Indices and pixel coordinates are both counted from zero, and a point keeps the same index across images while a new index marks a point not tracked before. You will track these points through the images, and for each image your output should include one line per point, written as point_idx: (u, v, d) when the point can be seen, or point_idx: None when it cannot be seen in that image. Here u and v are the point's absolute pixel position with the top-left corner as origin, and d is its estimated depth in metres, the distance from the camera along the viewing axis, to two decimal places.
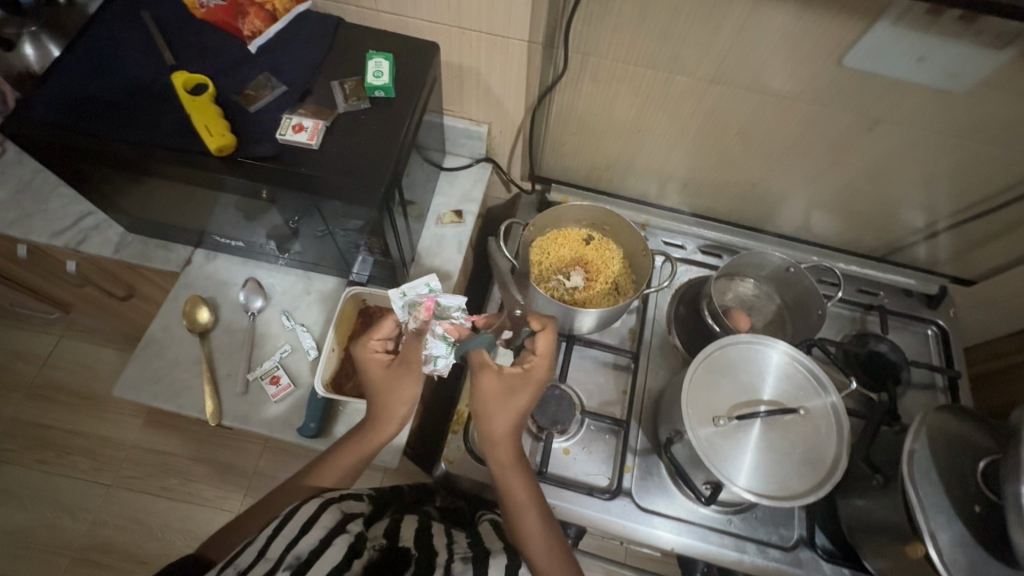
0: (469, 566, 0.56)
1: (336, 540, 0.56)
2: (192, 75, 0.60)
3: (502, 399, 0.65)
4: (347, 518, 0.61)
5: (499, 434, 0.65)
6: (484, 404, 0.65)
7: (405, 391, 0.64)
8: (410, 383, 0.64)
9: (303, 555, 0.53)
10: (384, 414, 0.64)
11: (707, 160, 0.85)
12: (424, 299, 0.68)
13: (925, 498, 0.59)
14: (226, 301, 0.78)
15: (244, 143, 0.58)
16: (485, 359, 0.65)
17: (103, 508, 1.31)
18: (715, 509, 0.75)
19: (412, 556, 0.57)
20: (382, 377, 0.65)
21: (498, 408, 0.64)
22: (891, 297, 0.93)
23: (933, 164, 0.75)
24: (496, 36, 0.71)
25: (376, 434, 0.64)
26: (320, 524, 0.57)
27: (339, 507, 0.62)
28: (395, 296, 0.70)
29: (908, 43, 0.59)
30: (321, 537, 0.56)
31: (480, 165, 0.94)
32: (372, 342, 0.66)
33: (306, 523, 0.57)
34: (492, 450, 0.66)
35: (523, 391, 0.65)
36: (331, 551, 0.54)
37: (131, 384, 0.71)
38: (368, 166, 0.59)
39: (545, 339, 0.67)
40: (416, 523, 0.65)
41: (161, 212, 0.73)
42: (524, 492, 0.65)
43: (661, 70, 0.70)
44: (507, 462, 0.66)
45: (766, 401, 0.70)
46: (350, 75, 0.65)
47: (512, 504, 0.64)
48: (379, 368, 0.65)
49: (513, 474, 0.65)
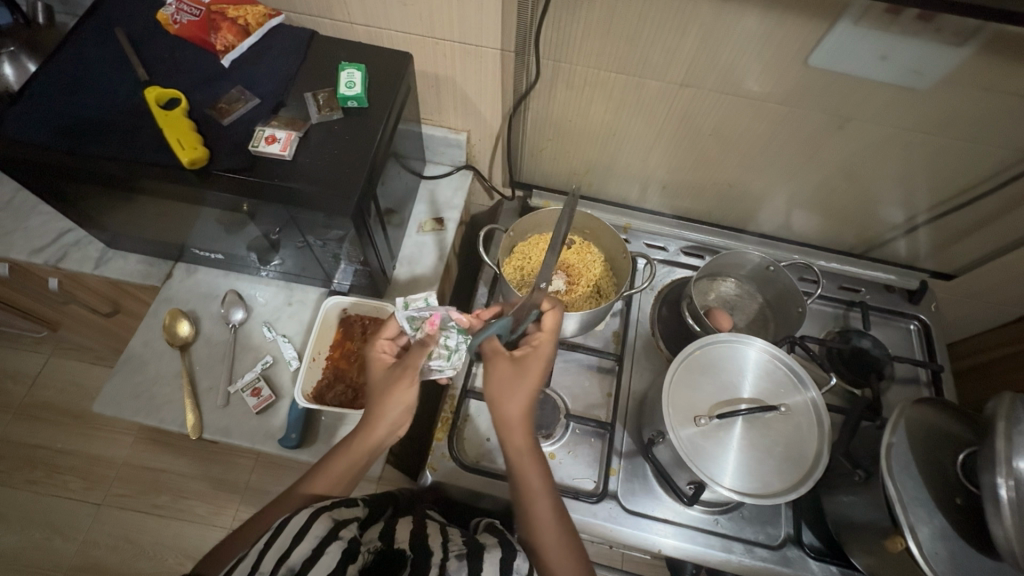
0: (464, 563, 0.58)
1: (331, 548, 0.53)
2: (166, 90, 0.61)
3: (515, 381, 0.63)
4: (340, 523, 0.57)
5: (513, 419, 0.62)
6: (497, 388, 0.63)
7: (401, 394, 0.64)
8: (407, 387, 0.64)
9: (297, 565, 0.50)
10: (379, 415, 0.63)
11: (684, 161, 0.86)
12: (429, 316, 0.70)
13: (904, 491, 0.60)
14: (207, 314, 0.78)
15: (217, 155, 0.59)
16: (496, 347, 0.66)
17: (93, 527, 1.30)
18: (701, 509, 0.75)
19: (408, 560, 0.57)
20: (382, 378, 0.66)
21: (512, 391, 0.63)
22: (872, 293, 0.95)
23: (906, 159, 0.75)
24: (469, 45, 0.72)
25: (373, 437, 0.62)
26: (312, 533, 0.54)
27: (330, 514, 0.58)
28: (398, 307, 0.70)
29: (870, 41, 0.60)
30: (314, 546, 0.52)
31: (460, 173, 0.95)
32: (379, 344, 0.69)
33: (299, 531, 0.53)
34: (509, 438, 0.63)
35: (534, 372, 0.64)
36: (325, 561, 0.51)
37: (111, 399, 0.71)
38: (342, 175, 0.60)
39: (552, 317, 0.67)
40: (410, 526, 0.64)
41: (140, 227, 0.73)
42: (540, 480, 0.61)
43: (631, 74, 0.71)
44: (522, 449, 0.62)
45: (747, 399, 0.70)
46: (323, 86, 0.66)
47: (527, 491, 0.61)
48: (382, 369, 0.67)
49: (528, 461, 0.62)
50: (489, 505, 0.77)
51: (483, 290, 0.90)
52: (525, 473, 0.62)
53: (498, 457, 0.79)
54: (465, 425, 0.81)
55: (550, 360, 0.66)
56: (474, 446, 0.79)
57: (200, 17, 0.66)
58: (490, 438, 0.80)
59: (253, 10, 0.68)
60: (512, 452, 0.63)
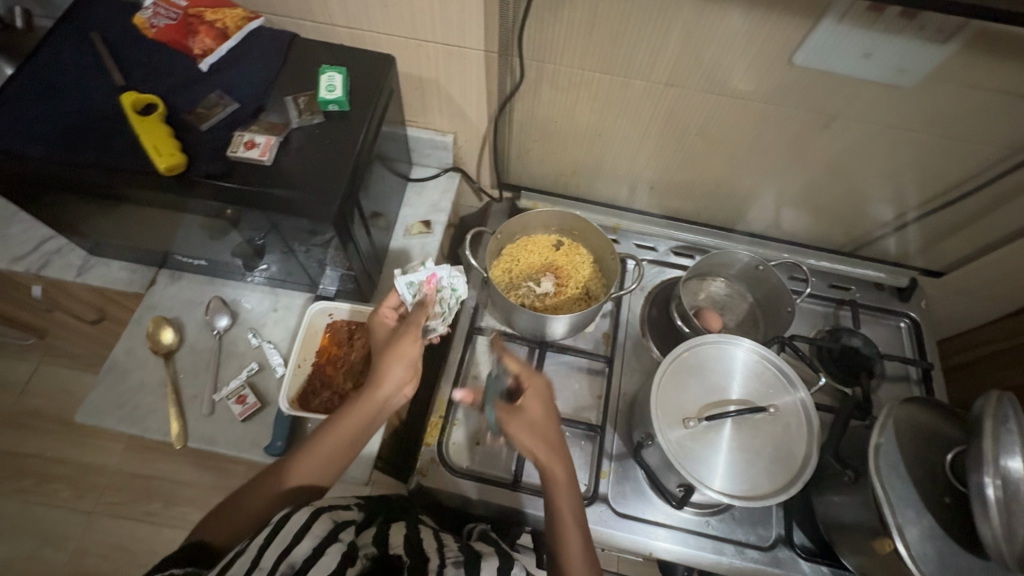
0: (461, 570, 0.57)
1: (332, 548, 0.54)
2: (143, 95, 0.60)
3: (533, 428, 0.67)
4: (339, 526, 0.59)
5: (543, 463, 0.66)
6: (521, 439, 0.67)
7: (405, 353, 0.65)
8: (411, 346, 0.66)
9: (298, 564, 0.51)
10: (384, 374, 0.64)
11: (672, 161, 0.85)
12: (427, 277, 0.73)
13: (892, 493, 0.59)
14: (191, 321, 0.77)
15: (195, 161, 0.58)
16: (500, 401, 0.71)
17: (85, 536, 1.29)
18: (693, 511, 0.74)
19: (405, 564, 0.56)
20: (386, 340, 0.68)
21: (535, 434, 0.67)
22: (862, 291, 0.94)
23: (893, 157, 0.75)
24: (453, 46, 0.72)
25: (377, 397, 0.63)
26: (313, 533, 0.55)
27: (330, 515, 0.59)
28: (397, 275, 0.72)
29: (853, 39, 0.59)
30: (315, 545, 0.53)
31: (447, 175, 0.94)
32: (381, 310, 0.71)
33: (299, 530, 0.54)
34: (547, 477, 0.66)
35: (540, 411, 0.69)
36: (325, 560, 0.52)
37: (93, 409, 0.70)
38: (324, 180, 0.59)
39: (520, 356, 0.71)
40: (405, 530, 0.62)
41: (122, 234, 0.72)
42: (571, 508, 0.65)
43: (616, 74, 0.71)
44: (559, 482, 0.66)
45: (735, 401, 0.70)
46: (304, 90, 0.65)
47: (558, 522, 0.63)
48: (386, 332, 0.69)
49: (564, 494, 0.65)
50: (479, 511, 0.76)
51: (472, 292, 0.90)
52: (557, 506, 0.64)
53: (488, 461, 0.78)
54: (454, 429, 0.80)
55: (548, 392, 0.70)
56: (464, 451, 0.79)
57: (177, 20, 0.66)
58: (479, 442, 0.80)
59: (232, 13, 0.67)
60: (547, 486, 0.66)
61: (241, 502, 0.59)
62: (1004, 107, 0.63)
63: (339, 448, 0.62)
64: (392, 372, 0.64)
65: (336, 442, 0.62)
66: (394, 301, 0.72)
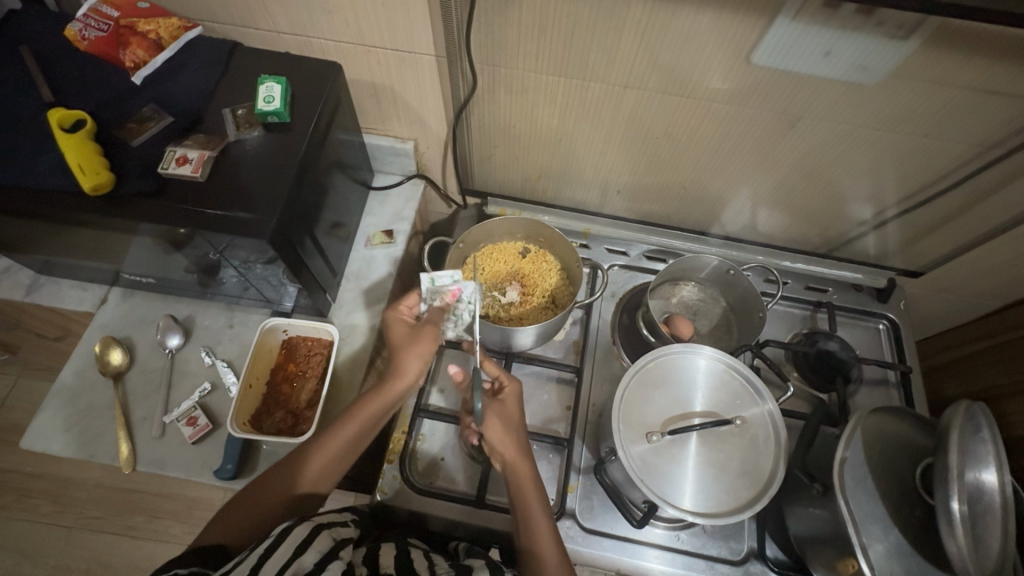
0: None
1: (331, 567, 0.53)
2: (71, 111, 0.58)
3: (507, 422, 0.66)
4: (339, 544, 0.57)
5: (509, 458, 0.65)
6: (494, 438, 0.65)
7: (423, 348, 0.67)
8: (429, 343, 0.68)
9: None
10: (402, 367, 0.65)
11: (638, 164, 0.83)
12: (452, 288, 0.72)
13: (858, 510, 0.57)
14: (142, 340, 0.75)
15: (125, 179, 0.56)
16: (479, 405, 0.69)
17: (65, 553, 1.27)
18: (663, 526, 0.72)
19: None
20: (404, 335, 0.68)
21: (511, 432, 0.66)
22: (840, 292, 0.92)
23: (869, 155, 0.72)
24: (403, 52, 0.69)
25: (398, 387, 0.64)
26: (315, 548, 0.54)
27: (330, 532, 0.58)
28: (423, 277, 0.71)
29: (811, 38, 0.57)
30: (316, 561, 0.53)
31: (411, 182, 0.92)
32: (397, 308, 0.71)
33: (300, 544, 0.53)
34: (515, 480, 0.64)
35: (512, 410, 0.68)
36: None
37: (39, 434, 0.68)
38: (265, 196, 0.57)
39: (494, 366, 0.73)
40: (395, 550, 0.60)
41: (64, 254, 0.70)
42: (538, 496, 0.63)
43: (573, 78, 0.68)
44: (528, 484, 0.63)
45: (700, 413, 0.68)
46: (243, 102, 0.63)
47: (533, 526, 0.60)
48: (403, 330, 0.69)
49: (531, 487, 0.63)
50: (442, 529, 0.74)
51: None
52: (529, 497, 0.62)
53: (454, 477, 0.76)
54: (418, 444, 0.78)
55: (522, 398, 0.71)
56: (427, 467, 0.77)
57: (108, 32, 0.63)
58: (444, 458, 0.77)
59: (166, 23, 0.65)
60: (510, 478, 0.64)
61: (251, 499, 0.58)
62: (970, 102, 0.61)
63: (349, 442, 0.61)
64: (408, 370, 0.65)
65: (347, 438, 0.61)
66: (413, 301, 0.73)
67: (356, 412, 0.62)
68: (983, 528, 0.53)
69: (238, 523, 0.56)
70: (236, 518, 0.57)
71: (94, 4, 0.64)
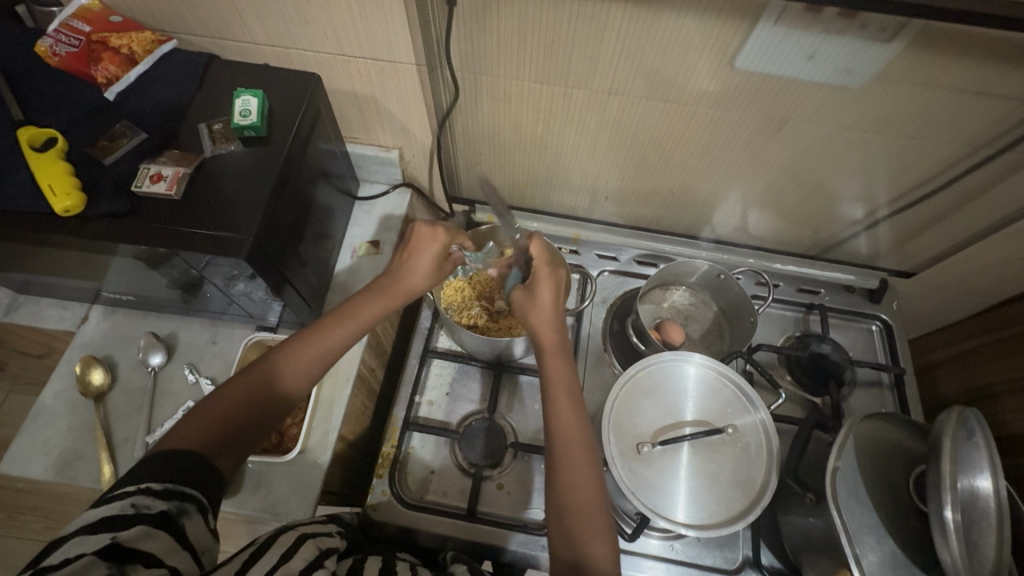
0: None
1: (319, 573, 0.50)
2: (42, 129, 0.58)
3: (545, 312, 0.65)
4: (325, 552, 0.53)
5: (536, 323, 0.65)
6: (536, 333, 0.65)
7: (427, 270, 0.68)
8: (436, 273, 0.69)
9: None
10: (404, 280, 0.66)
11: (627, 169, 0.82)
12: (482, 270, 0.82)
13: (852, 521, 0.56)
14: (124, 359, 0.74)
15: (96, 198, 0.55)
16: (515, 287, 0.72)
17: None
18: (656, 535, 0.71)
19: None
20: (426, 262, 0.68)
21: (538, 323, 0.65)
22: (833, 294, 0.92)
23: (860, 157, 0.71)
24: (383, 62, 0.68)
25: (394, 301, 0.65)
26: (299, 556, 0.50)
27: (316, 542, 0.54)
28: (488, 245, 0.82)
29: (793, 41, 0.56)
30: (303, 568, 0.49)
31: (397, 191, 0.91)
32: (423, 232, 0.68)
33: (284, 552, 0.50)
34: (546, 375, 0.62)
35: (565, 381, 0.62)
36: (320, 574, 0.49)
37: (17, 458, 0.67)
38: (243, 212, 0.57)
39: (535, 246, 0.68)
40: (383, 562, 0.57)
41: (42, 274, 0.69)
42: (569, 396, 0.61)
43: (556, 85, 0.68)
44: (557, 385, 0.61)
45: (690, 422, 0.68)
46: (220, 117, 0.63)
47: (564, 445, 0.58)
48: (428, 258, 0.68)
49: (574, 439, 0.58)
50: (430, 544, 0.72)
51: (426, 313, 0.87)
52: (573, 470, 0.56)
53: (443, 490, 0.75)
54: (408, 459, 0.77)
55: (562, 284, 0.68)
56: (417, 481, 0.75)
57: (80, 48, 0.63)
58: (434, 471, 0.76)
59: (138, 37, 0.65)
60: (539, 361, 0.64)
61: (220, 403, 0.54)
62: (960, 103, 0.60)
63: (328, 351, 0.61)
64: (411, 283, 0.67)
65: (327, 345, 0.60)
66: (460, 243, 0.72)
67: (337, 321, 0.62)
68: (977, 533, 0.52)
69: (211, 426, 0.52)
70: (210, 419, 0.53)
71: (65, 19, 0.63)
